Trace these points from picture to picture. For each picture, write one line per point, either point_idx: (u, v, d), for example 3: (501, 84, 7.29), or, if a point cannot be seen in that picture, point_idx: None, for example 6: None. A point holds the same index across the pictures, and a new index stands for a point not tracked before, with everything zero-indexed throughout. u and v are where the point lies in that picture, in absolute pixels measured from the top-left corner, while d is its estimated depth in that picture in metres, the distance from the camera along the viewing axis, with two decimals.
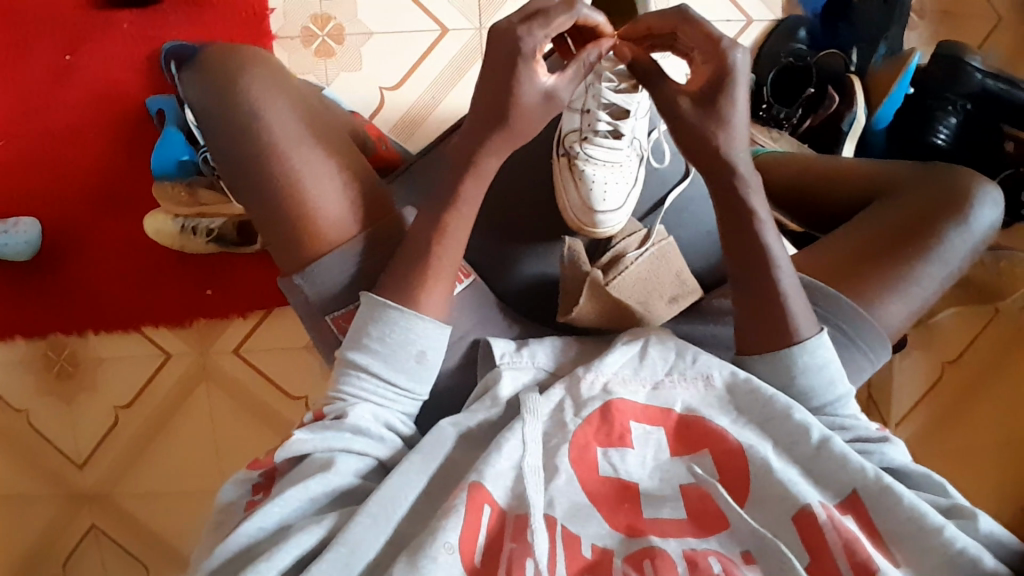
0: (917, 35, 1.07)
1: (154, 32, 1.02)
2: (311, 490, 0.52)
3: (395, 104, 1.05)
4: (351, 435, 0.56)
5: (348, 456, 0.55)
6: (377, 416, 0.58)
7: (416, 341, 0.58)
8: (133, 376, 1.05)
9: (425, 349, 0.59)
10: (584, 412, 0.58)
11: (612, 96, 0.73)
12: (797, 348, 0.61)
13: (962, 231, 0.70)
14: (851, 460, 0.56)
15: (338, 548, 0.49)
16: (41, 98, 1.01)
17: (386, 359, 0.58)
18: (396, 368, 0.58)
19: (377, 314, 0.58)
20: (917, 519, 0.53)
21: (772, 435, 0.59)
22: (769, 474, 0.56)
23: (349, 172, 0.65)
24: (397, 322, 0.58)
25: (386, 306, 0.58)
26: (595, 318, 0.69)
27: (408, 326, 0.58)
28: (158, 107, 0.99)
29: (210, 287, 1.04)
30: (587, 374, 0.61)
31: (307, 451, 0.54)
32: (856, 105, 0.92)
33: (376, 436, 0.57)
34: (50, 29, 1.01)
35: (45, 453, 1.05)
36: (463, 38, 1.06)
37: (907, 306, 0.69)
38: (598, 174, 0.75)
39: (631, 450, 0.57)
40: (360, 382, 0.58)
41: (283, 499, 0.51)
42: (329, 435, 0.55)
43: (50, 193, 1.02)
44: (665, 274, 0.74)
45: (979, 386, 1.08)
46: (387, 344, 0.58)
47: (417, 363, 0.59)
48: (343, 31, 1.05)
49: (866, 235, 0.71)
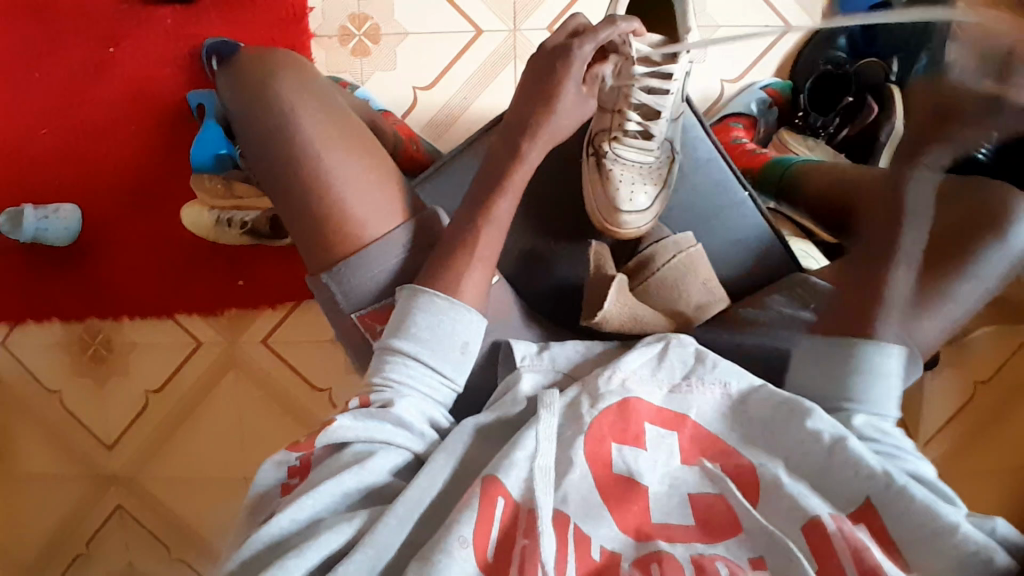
0: None
1: (195, 28, 1.04)
2: (345, 485, 0.52)
3: (428, 103, 1.06)
4: (393, 426, 0.56)
5: (389, 450, 0.55)
6: (420, 408, 0.58)
7: (460, 332, 0.60)
8: (162, 363, 1.07)
9: (468, 340, 0.60)
10: (599, 405, 0.58)
11: (643, 97, 0.77)
12: (876, 347, 0.63)
13: (999, 248, 0.68)
14: (863, 461, 0.55)
15: (365, 549, 0.49)
16: (84, 89, 1.04)
17: (434, 349, 0.59)
18: (442, 359, 0.59)
19: (423, 303, 0.60)
20: (931, 521, 0.53)
21: (786, 453, 0.58)
22: (777, 488, 0.56)
23: (382, 170, 0.66)
24: (446, 312, 0.60)
25: (432, 295, 0.60)
26: (622, 320, 0.68)
27: (455, 317, 0.60)
28: (197, 102, 1.01)
29: (240, 278, 1.06)
30: (606, 370, 0.61)
31: (349, 440, 0.55)
32: (896, 116, 0.88)
33: (416, 431, 0.57)
34: (96, 22, 1.04)
35: (76, 435, 1.08)
36: (497, 39, 1.06)
37: (941, 323, 0.67)
38: (624, 175, 0.79)
39: (644, 452, 0.57)
40: (409, 371, 0.58)
41: (316, 494, 0.51)
42: (373, 424, 0.55)
43: (89, 181, 1.05)
44: (691, 281, 0.73)
45: (1011, 407, 1.05)
46: (437, 334, 0.59)
47: (461, 354, 0.60)
48: (378, 30, 1.06)
49: (899, 248, 0.70)
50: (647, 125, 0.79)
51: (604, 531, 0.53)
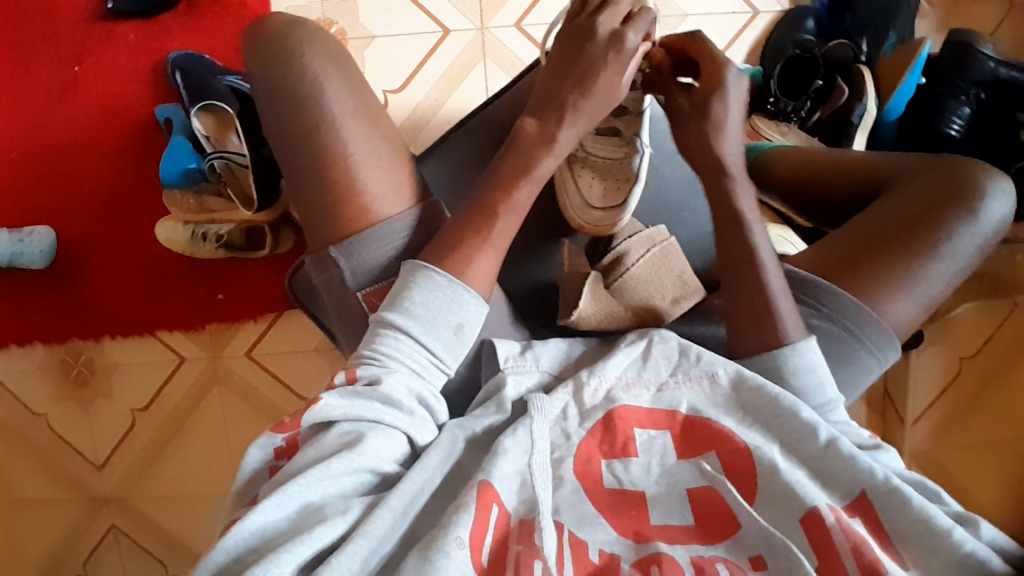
0: (927, 22, 1.05)
1: (160, 42, 1.03)
2: (335, 469, 0.49)
3: (399, 105, 1.05)
4: (382, 405, 0.53)
5: (379, 430, 0.52)
6: (411, 386, 0.55)
7: (456, 311, 0.57)
8: (148, 381, 1.06)
9: (462, 321, 0.58)
10: (587, 423, 0.59)
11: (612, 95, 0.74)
12: (787, 350, 0.62)
13: (971, 225, 0.68)
14: (857, 459, 0.56)
15: (357, 541, 0.46)
16: (52, 109, 1.03)
17: (426, 325, 0.56)
18: (434, 337, 0.56)
19: (422, 278, 0.57)
20: (927, 520, 0.53)
21: (777, 435, 0.59)
22: (776, 475, 0.56)
23: (383, 157, 0.64)
24: (443, 289, 0.57)
25: (431, 271, 0.57)
26: (599, 317, 0.67)
27: (452, 296, 0.57)
28: (165, 116, 1.01)
29: (220, 293, 1.05)
30: (590, 380, 0.61)
31: (336, 418, 0.51)
32: (866, 96, 0.88)
33: (407, 410, 0.54)
34: (59, 41, 1.02)
35: (65, 457, 1.06)
36: (464, 38, 1.05)
37: (916, 303, 0.67)
38: (594, 175, 0.76)
39: (635, 459, 0.58)
40: (398, 344, 0.55)
41: (307, 479, 0.48)
42: (360, 402, 0.52)
43: (62, 201, 1.03)
44: (667, 275, 0.73)
45: (1003, 368, 1.04)
46: (431, 310, 0.57)
47: (454, 335, 0.57)
48: (345, 34, 1.03)
49: (876, 225, 0.69)
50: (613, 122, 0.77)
51: (599, 534, 0.53)
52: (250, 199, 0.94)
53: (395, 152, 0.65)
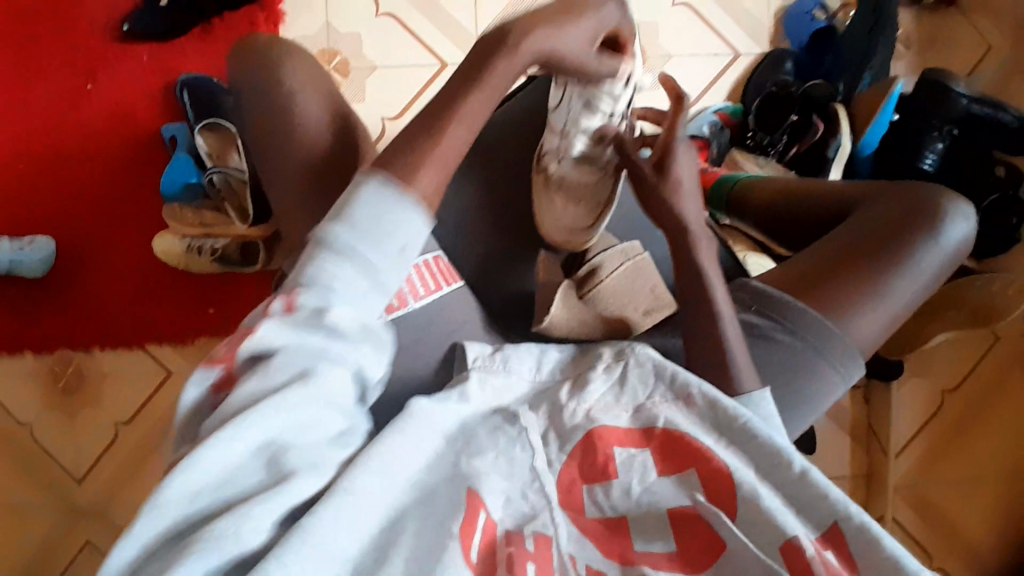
0: (902, 64, 1.12)
1: (170, 64, 1.08)
2: (285, 414, 0.43)
3: (397, 132, 1.09)
4: (326, 338, 0.46)
5: (326, 365, 0.46)
6: (359, 315, 0.47)
7: (403, 234, 0.49)
8: (133, 394, 1.07)
9: (409, 244, 0.50)
10: (567, 447, 0.57)
11: (591, 124, 0.75)
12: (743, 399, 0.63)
13: (927, 245, 0.71)
14: (829, 494, 0.54)
15: (328, 508, 0.43)
16: (63, 125, 1.07)
17: (371, 242, 0.48)
18: (380, 255, 0.48)
19: (365, 193, 0.49)
20: (895, 561, 0.51)
21: (755, 460, 0.57)
22: (757, 505, 0.53)
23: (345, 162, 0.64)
24: (390, 201, 0.49)
25: (377, 184, 0.49)
26: (570, 326, 0.70)
27: (399, 211, 0.49)
28: (170, 134, 1.05)
29: (211, 306, 1.07)
30: (569, 401, 0.59)
31: (275, 349, 0.45)
32: (841, 132, 0.92)
33: (353, 345, 0.47)
34: (72, 60, 1.07)
35: (45, 469, 1.06)
36: (459, 71, 1.11)
37: (877, 320, 0.69)
38: (568, 194, 0.79)
39: (615, 481, 0.55)
40: (339, 264, 0.47)
41: (252, 428, 0.42)
42: (303, 335, 0.45)
43: (65, 213, 1.07)
44: (640, 288, 0.76)
45: (986, 401, 1.07)
46: (377, 225, 0.48)
47: (401, 256, 0.49)
48: (348, 64, 1.09)
49: (834, 245, 0.72)
50: (592, 148, 0.77)
51: (586, 551, 0.51)
52: (246, 213, 0.96)
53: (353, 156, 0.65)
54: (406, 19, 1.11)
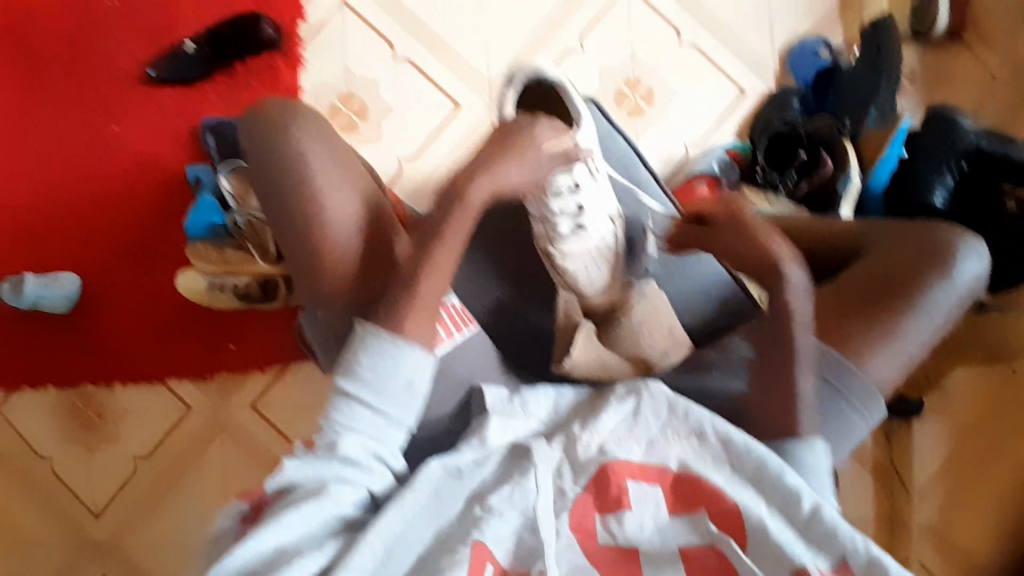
0: (906, 100, 1.16)
1: (195, 106, 1.11)
2: (305, 518, 0.53)
3: (412, 172, 1.12)
4: (341, 466, 0.56)
5: (341, 486, 0.55)
6: (369, 447, 0.57)
7: (404, 371, 0.58)
8: (153, 428, 1.09)
9: (412, 378, 0.58)
10: (580, 481, 0.60)
11: (561, 200, 0.75)
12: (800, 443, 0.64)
13: (944, 285, 0.71)
14: (840, 528, 0.56)
15: None
16: (91, 166, 1.11)
17: (377, 389, 0.58)
18: (386, 400, 0.58)
19: (369, 345, 0.59)
20: None
21: (766, 493, 0.59)
22: (766, 536, 0.56)
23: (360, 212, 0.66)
24: (388, 351, 0.58)
25: (378, 335, 0.59)
26: (590, 367, 0.74)
27: (396, 356, 0.58)
28: (194, 175, 1.08)
29: (232, 342, 1.09)
30: (583, 434, 0.62)
31: (297, 482, 0.55)
32: (850, 168, 0.92)
33: (366, 467, 0.57)
34: (100, 103, 1.12)
35: (64, 502, 1.07)
36: (474, 112, 1.13)
37: (895, 358, 0.69)
38: (578, 265, 0.78)
39: (630, 513, 0.58)
40: (348, 412, 0.57)
41: (278, 528, 0.52)
42: (320, 466, 0.56)
43: (91, 250, 1.10)
44: (657, 328, 0.78)
45: None
46: (380, 374, 0.58)
47: (406, 392, 0.58)
48: (365, 107, 1.12)
49: (851, 281, 0.73)
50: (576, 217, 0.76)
51: None
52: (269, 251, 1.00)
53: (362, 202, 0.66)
54: (420, 60, 1.13)
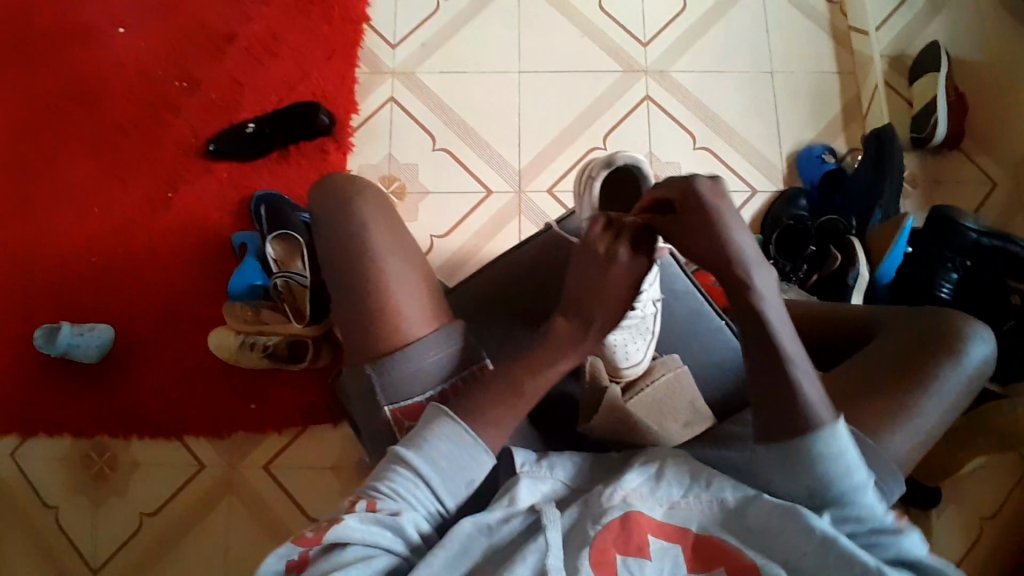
0: (911, 202, 1.22)
1: (248, 180, 1.21)
2: None
3: (443, 248, 1.19)
4: (392, 535, 0.57)
5: (388, 554, 0.56)
6: (420, 526, 0.59)
7: (472, 470, 0.62)
8: (162, 485, 1.08)
9: (474, 478, 0.62)
10: (602, 520, 0.57)
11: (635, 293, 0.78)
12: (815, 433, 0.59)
13: (954, 369, 0.74)
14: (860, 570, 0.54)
15: None
16: (143, 228, 1.19)
17: (445, 478, 0.61)
18: (447, 490, 0.61)
19: (448, 434, 0.62)
20: None
21: (784, 547, 0.57)
22: None
23: (419, 275, 0.75)
24: (466, 446, 0.62)
25: (460, 428, 0.62)
26: (611, 429, 0.73)
27: (471, 454, 0.62)
28: (241, 241, 1.16)
29: (254, 402, 1.11)
30: (606, 488, 0.60)
31: (353, 540, 0.55)
32: (858, 262, 0.99)
33: (411, 542, 0.58)
34: (161, 174, 1.22)
35: (62, 556, 1.05)
36: (503, 198, 1.22)
37: (911, 437, 0.71)
38: (622, 341, 0.82)
39: (649, 562, 0.55)
40: (412, 489, 0.60)
41: None
42: (377, 530, 0.57)
43: (130, 305, 1.15)
44: (679, 402, 0.81)
45: None
46: (452, 465, 0.61)
47: (464, 488, 0.62)
48: (405, 188, 1.22)
49: (865, 363, 0.77)
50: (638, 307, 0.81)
51: None
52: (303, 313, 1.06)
53: (419, 270, 0.75)
54: (456, 150, 1.24)
